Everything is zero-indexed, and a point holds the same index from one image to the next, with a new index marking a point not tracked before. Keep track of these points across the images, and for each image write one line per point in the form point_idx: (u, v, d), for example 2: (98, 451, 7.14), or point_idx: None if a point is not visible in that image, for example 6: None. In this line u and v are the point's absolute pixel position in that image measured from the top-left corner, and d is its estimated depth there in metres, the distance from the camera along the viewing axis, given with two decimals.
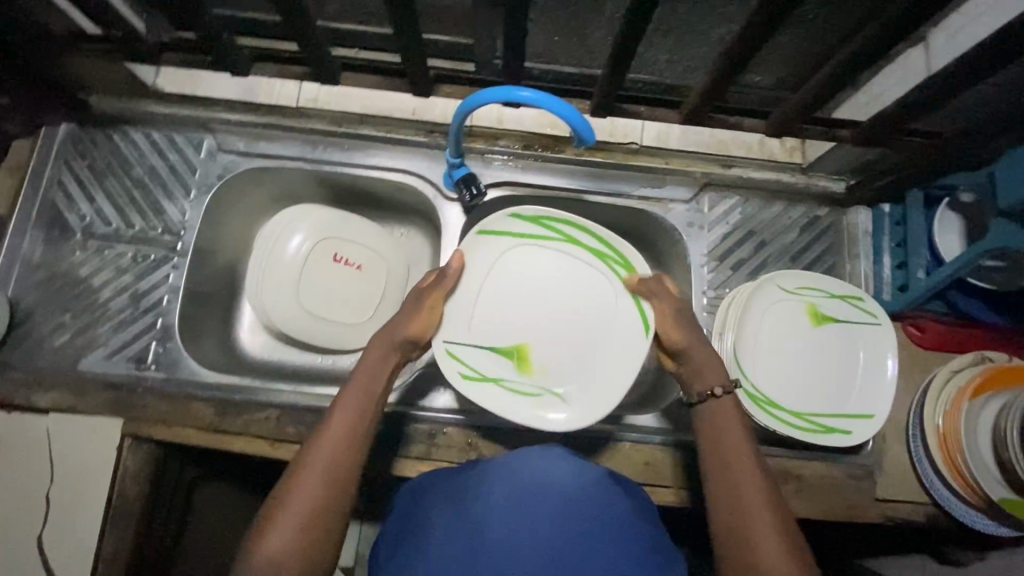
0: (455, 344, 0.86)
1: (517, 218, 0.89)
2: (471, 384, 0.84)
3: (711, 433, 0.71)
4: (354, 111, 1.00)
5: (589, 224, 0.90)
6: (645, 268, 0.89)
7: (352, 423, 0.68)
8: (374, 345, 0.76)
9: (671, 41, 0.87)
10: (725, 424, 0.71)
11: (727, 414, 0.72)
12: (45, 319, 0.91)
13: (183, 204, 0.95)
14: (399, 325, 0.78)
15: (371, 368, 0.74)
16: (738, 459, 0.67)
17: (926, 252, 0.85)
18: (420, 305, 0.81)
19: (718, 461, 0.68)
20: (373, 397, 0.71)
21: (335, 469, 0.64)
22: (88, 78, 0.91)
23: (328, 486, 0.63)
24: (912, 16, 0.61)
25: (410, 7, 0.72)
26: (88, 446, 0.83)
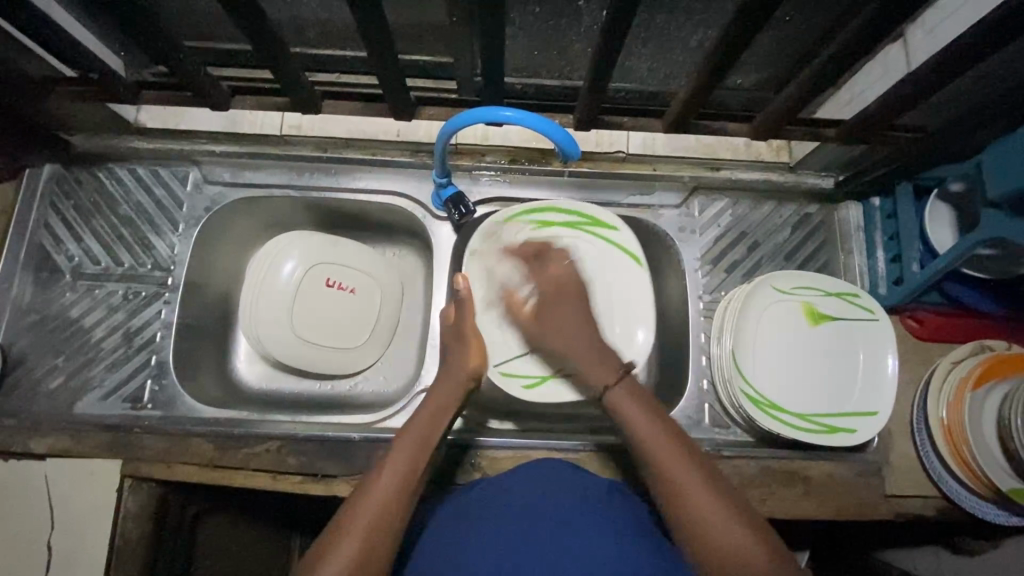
0: (506, 363, 0.88)
1: (505, 222, 0.89)
2: (536, 390, 0.87)
3: (628, 427, 0.67)
4: (339, 135, 1.00)
5: (550, 204, 0.91)
6: (612, 219, 0.90)
7: (409, 471, 0.64)
8: (439, 388, 0.74)
9: (652, 49, 0.87)
10: (630, 410, 0.68)
11: (631, 401, 0.69)
12: (38, 363, 0.90)
13: (172, 238, 0.95)
14: (460, 364, 0.77)
15: (433, 409, 0.71)
16: (668, 453, 0.63)
17: (919, 244, 0.85)
18: (473, 339, 0.79)
19: (654, 468, 0.64)
20: (432, 444, 0.68)
21: (388, 516, 0.60)
22: (68, 119, 0.91)
23: (377, 530, 0.59)
24: (888, 15, 0.61)
25: (387, 33, 0.72)
26: (86, 490, 0.82)
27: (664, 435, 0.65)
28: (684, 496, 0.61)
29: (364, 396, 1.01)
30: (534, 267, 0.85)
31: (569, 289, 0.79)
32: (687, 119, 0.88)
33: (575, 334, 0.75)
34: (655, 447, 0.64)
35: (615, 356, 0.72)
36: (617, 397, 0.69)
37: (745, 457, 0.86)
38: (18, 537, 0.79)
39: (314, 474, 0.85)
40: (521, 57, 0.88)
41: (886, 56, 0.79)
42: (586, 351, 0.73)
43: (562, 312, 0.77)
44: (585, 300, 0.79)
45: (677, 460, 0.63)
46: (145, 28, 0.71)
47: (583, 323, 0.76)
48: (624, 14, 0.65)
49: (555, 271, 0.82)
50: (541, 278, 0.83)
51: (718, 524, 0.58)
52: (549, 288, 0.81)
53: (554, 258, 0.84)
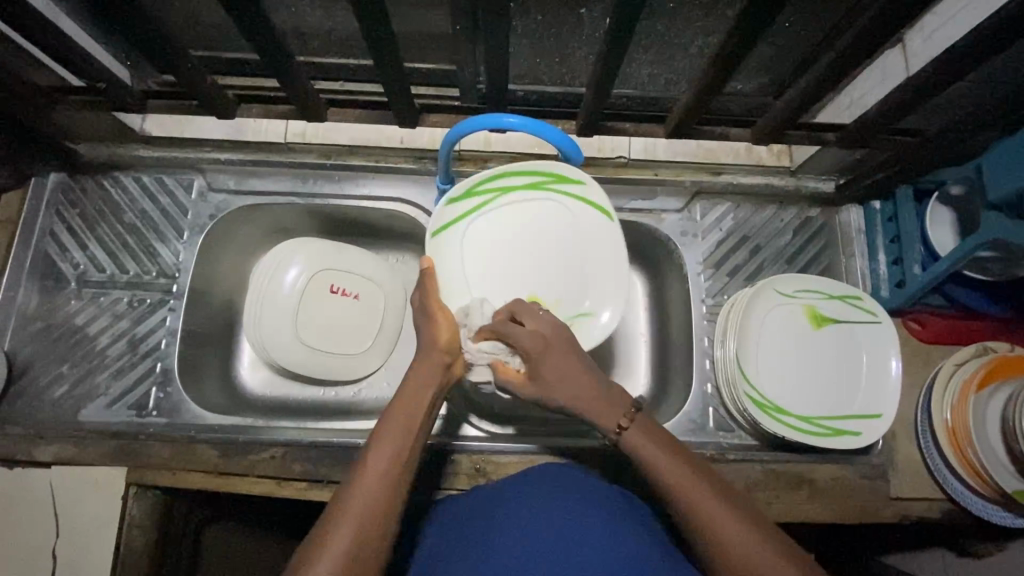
0: None
1: (450, 204, 0.85)
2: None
3: (649, 471, 0.62)
4: (342, 143, 1.01)
5: (505, 168, 0.86)
6: (578, 174, 0.86)
7: (392, 460, 0.60)
8: (415, 368, 0.69)
9: (654, 56, 0.88)
10: (650, 455, 0.62)
11: (648, 442, 0.63)
12: (43, 371, 0.91)
13: (177, 246, 0.95)
14: (432, 341, 0.71)
15: (411, 393, 0.66)
16: (707, 505, 0.57)
17: (920, 247, 0.85)
18: (440, 317, 0.74)
19: (687, 523, 0.58)
20: (417, 425, 0.64)
21: (370, 518, 0.56)
22: (74, 127, 0.91)
23: (367, 534, 0.55)
24: (888, 21, 0.62)
25: (391, 42, 0.73)
26: (91, 498, 0.82)
27: (695, 476, 0.60)
28: (731, 547, 0.55)
29: (369, 402, 1.01)
30: (507, 332, 0.72)
31: (558, 346, 0.69)
32: (688, 125, 0.88)
33: (574, 391, 0.67)
34: (678, 483, 0.59)
35: (621, 391, 0.67)
36: (632, 441, 0.64)
37: (749, 461, 0.86)
38: (23, 545, 0.79)
39: (319, 480, 0.85)
40: (523, 64, 0.89)
41: (886, 61, 0.80)
42: (589, 396, 0.66)
43: (562, 368, 0.68)
44: (577, 354, 0.70)
45: (713, 505, 0.57)
46: (151, 38, 0.72)
47: (580, 368, 0.68)
48: (627, 22, 0.66)
49: (534, 326, 0.71)
50: (522, 339, 0.70)
51: (772, 573, 0.53)
52: (531, 348, 0.69)
53: (528, 314, 0.73)
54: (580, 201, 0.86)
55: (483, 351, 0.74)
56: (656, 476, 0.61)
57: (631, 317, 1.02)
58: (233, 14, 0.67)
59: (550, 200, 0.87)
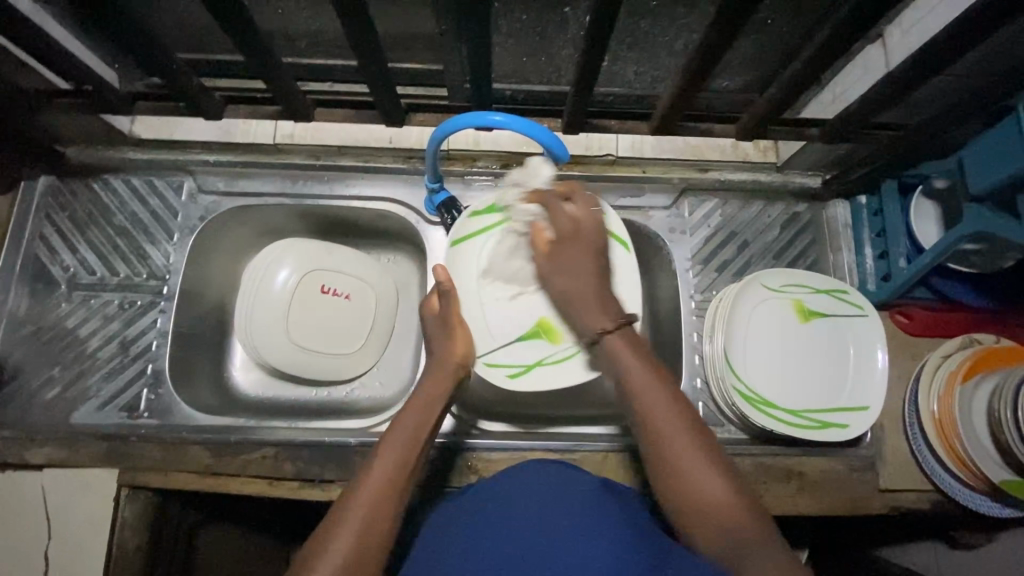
0: (489, 354, 0.85)
1: (473, 216, 0.85)
2: (520, 379, 0.85)
3: (621, 372, 0.66)
4: (331, 143, 1.02)
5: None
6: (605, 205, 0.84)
7: (400, 466, 0.63)
8: (427, 382, 0.74)
9: (638, 54, 0.89)
10: (626, 360, 0.66)
11: (629, 352, 0.67)
12: (34, 374, 0.91)
13: (167, 248, 0.95)
14: (447, 354, 0.77)
15: (419, 405, 0.70)
16: (662, 405, 0.63)
17: (905, 240, 0.86)
18: (458, 327, 0.79)
19: (644, 421, 0.64)
20: (423, 436, 0.68)
21: (377, 511, 0.59)
22: (64, 130, 0.92)
23: (373, 527, 0.58)
24: (865, 15, 0.63)
25: (374, 43, 0.73)
26: (83, 500, 0.82)
27: (660, 388, 0.64)
28: (670, 444, 0.62)
29: (361, 401, 1.02)
30: (550, 204, 0.75)
31: (585, 240, 0.73)
32: (673, 122, 0.89)
33: (579, 285, 0.72)
34: (641, 387, 0.64)
35: (618, 304, 0.71)
36: (614, 342, 0.68)
37: (739, 455, 0.87)
38: (15, 548, 0.79)
39: (311, 480, 0.86)
40: (509, 63, 0.90)
41: (867, 56, 0.81)
42: (590, 295, 0.71)
43: (575, 260, 0.73)
44: (595, 255, 0.73)
45: (671, 418, 0.63)
46: (136, 41, 0.72)
47: (594, 270, 0.72)
48: (606, 20, 0.66)
49: (577, 212, 0.74)
50: (560, 218, 0.74)
51: (703, 479, 0.60)
52: (566, 230, 0.73)
53: (579, 199, 0.74)
54: None
55: (529, 211, 0.78)
56: (628, 385, 0.66)
57: None
58: (217, 16, 0.68)
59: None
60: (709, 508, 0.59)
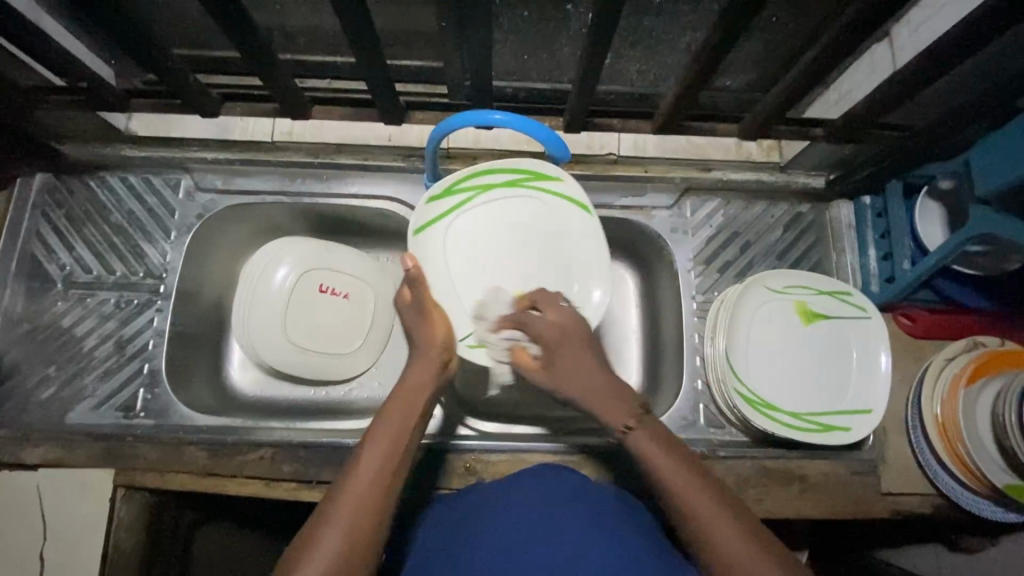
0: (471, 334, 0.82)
1: (432, 201, 0.84)
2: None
3: (651, 471, 0.64)
4: (330, 141, 1.01)
5: (489, 164, 0.85)
6: (556, 170, 0.85)
7: (387, 461, 0.62)
8: (412, 370, 0.72)
9: (641, 52, 0.88)
10: (656, 458, 0.65)
11: (654, 447, 0.65)
12: (30, 373, 0.90)
13: (164, 246, 0.94)
14: (427, 338, 0.75)
15: (405, 395, 0.69)
16: (693, 494, 0.61)
17: (909, 242, 0.85)
18: (435, 309, 0.78)
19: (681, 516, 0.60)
20: (411, 427, 0.66)
21: (364, 509, 0.58)
22: (60, 126, 0.91)
23: (361, 523, 0.57)
24: (872, 13, 0.62)
25: (374, 40, 0.72)
26: (79, 501, 0.81)
27: (690, 478, 0.62)
28: (712, 536, 0.58)
29: (359, 401, 1.01)
30: (524, 318, 0.78)
31: (574, 338, 0.73)
32: (676, 121, 0.88)
33: (585, 380, 0.71)
34: (674, 480, 0.62)
35: (631, 391, 0.70)
36: (638, 440, 0.66)
37: (740, 457, 0.86)
38: (10, 548, 0.79)
39: (309, 481, 0.85)
40: (510, 60, 0.89)
41: (873, 55, 0.80)
42: (602, 391, 0.70)
43: (576, 363, 0.72)
44: (589, 349, 0.73)
45: (711, 506, 0.60)
46: (131, 38, 0.71)
47: (592, 362, 0.72)
48: (608, 18, 0.65)
49: (553, 317, 0.75)
50: (543, 328, 0.75)
51: (754, 572, 0.55)
52: (549, 339, 0.74)
53: (551, 305, 0.76)
54: (561, 197, 0.85)
55: (504, 338, 0.80)
56: (661, 481, 0.63)
57: (621, 314, 1.02)
58: (213, 13, 0.66)
59: (529, 196, 0.86)
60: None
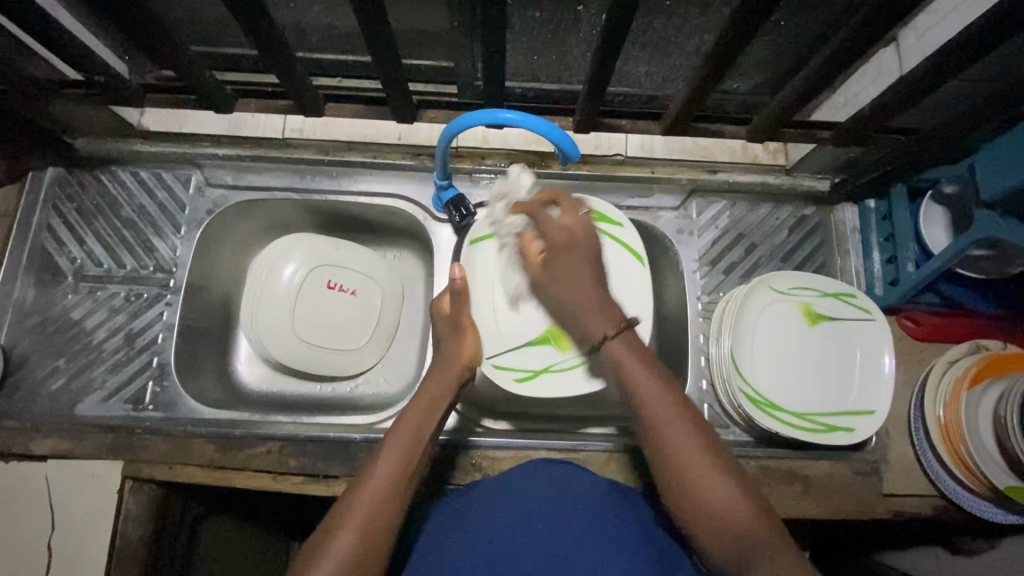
0: (498, 355, 0.85)
1: (494, 217, 0.88)
2: (527, 385, 0.85)
3: (624, 380, 0.67)
4: (340, 139, 1.02)
5: None
6: (618, 215, 0.88)
7: (400, 467, 0.64)
8: (429, 384, 0.74)
9: (651, 54, 0.89)
10: (630, 366, 0.66)
11: (631, 358, 0.67)
12: (39, 365, 0.91)
13: (174, 241, 0.95)
14: (454, 355, 0.77)
15: (423, 405, 0.70)
16: (660, 405, 0.64)
17: (914, 245, 0.86)
18: (469, 333, 0.80)
19: (646, 422, 0.64)
20: (424, 439, 0.68)
21: (378, 512, 0.60)
22: (73, 122, 0.92)
23: (375, 529, 0.58)
24: (882, 19, 0.63)
25: (387, 39, 0.73)
26: (87, 492, 0.82)
27: (664, 389, 0.65)
28: (667, 432, 0.63)
29: (365, 397, 1.02)
30: (538, 214, 0.77)
31: (579, 248, 0.74)
32: (684, 123, 0.89)
33: (579, 291, 0.72)
34: (645, 393, 0.65)
35: (618, 309, 0.71)
36: (614, 349, 0.68)
37: (744, 456, 0.87)
38: (18, 538, 0.79)
39: (316, 475, 0.86)
40: (521, 62, 0.90)
41: (880, 60, 0.81)
42: (590, 306, 0.71)
43: (569, 271, 0.73)
44: (588, 262, 0.74)
45: (676, 419, 0.63)
46: (149, 32, 0.72)
47: (589, 276, 0.73)
48: (623, 17, 0.66)
49: (565, 220, 0.75)
50: (551, 228, 0.75)
51: (705, 480, 0.60)
52: (556, 240, 0.75)
53: (567, 205, 0.76)
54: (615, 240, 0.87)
55: (516, 221, 0.81)
56: (633, 391, 0.65)
57: None
58: (233, 9, 0.67)
59: None
60: (714, 508, 0.59)
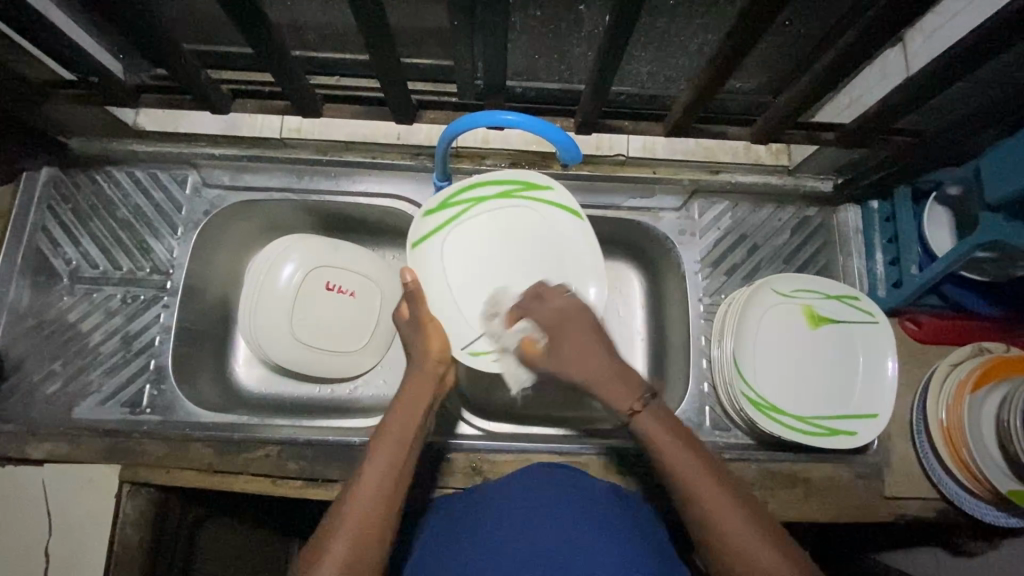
0: (471, 342, 0.85)
1: (426, 216, 0.86)
2: (522, 367, 0.84)
3: (659, 456, 0.65)
4: (338, 139, 1.00)
5: (478, 179, 0.87)
6: (544, 179, 0.88)
7: (389, 468, 0.63)
8: (410, 383, 0.73)
9: (652, 54, 0.88)
10: (661, 441, 0.65)
11: (662, 430, 0.66)
12: (35, 368, 0.90)
13: (171, 242, 0.94)
14: (423, 351, 0.76)
15: (407, 403, 0.70)
16: (698, 476, 0.62)
17: (917, 247, 0.85)
18: (430, 324, 0.78)
19: (685, 500, 0.62)
20: (411, 435, 0.67)
21: (369, 515, 0.59)
22: (68, 122, 0.90)
23: (368, 532, 0.58)
24: (889, 20, 0.62)
25: (385, 38, 0.72)
26: (85, 497, 0.81)
27: (697, 460, 0.63)
28: (707, 505, 0.60)
29: (364, 399, 1.01)
30: (530, 306, 0.78)
31: (574, 319, 0.74)
32: (687, 123, 0.88)
33: (586, 360, 0.70)
34: (685, 472, 0.63)
35: (636, 375, 0.70)
36: (644, 425, 0.67)
37: (746, 459, 0.87)
38: (16, 544, 0.79)
39: (315, 479, 0.85)
40: (522, 61, 0.89)
41: (886, 60, 0.80)
42: (608, 376, 0.69)
43: (574, 345, 0.72)
44: (595, 330, 0.73)
45: (716, 493, 0.61)
46: (144, 32, 0.71)
47: (600, 344, 0.71)
48: (626, 18, 0.65)
49: (555, 301, 0.76)
50: (544, 315, 0.76)
51: (757, 558, 0.57)
52: (550, 323, 0.75)
53: (551, 292, 0.78)
54: (552, 206, 0.88)
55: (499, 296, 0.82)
56: (671, 470, 0.64)
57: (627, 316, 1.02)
58: (230, 10, 0.66)
59: (523, 206, 0.88)
60: None
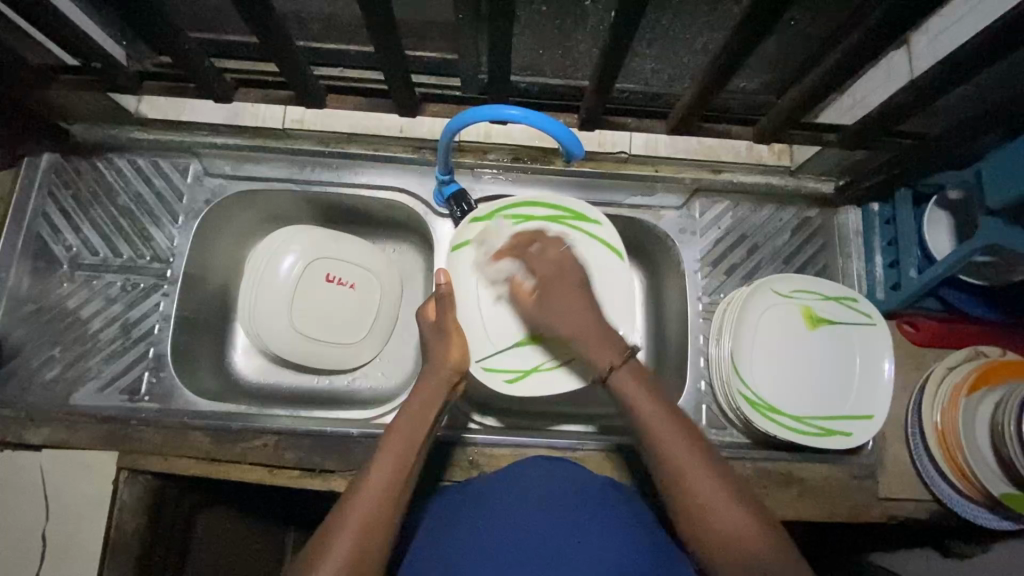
0: (487, 357, 0.87)
1: (473, 221, 0.88)
2: (519, 384, 0.87)
3: (633, 410, 0.67)
4: (340, 130, 1.00)
5: (529, 198, 0.90)
6: (595, 214, 0.90)
7: (396, 473, 0.64)
8: (422, 388, 0.73)
9: (656, 51, 0.88)
10: (640, 400, 0.67)
11: (639, 387, 0.68)
12: (34, 354, 0.90)
13: (172, 231, 0.94)
14: (441, 360, 0.76)
15: (418, 409, 0.70)
16: (666, 432, 0.65)
17: (917, 251, 0.85)
18: (455, 334, 0.78)
19: (658, 453, 0.65)
20: (419, 441, 0.68)
21: (373, 520, 0.60)
22: (71, 108, 0.90)
23: (369, 535, 0.59)
24: (895, 22, 0.62)
25: (391, 30, 0.72)
26: (83, 482, 0.81)
27: (665, 412, 0.66)
28: (669, 453, 0.64)
29: (363, 391, 1.01)
30: (523, 255, 0.82)
31: (569, 275, 0.77)
32: (691, 121, 0.88)
33: (573, 313, 0.73)
34: (653, 426, 0.66)
35: (621, 338, 0.71)
36: (620, 379, 0.69)
37: (741, 458, 0.87)
38: (13, 528, 0.79)
39: (312, 469, 0.85)
40: (526, 55, 0.89)
41: (891, 62, 0.80)
42: (592, 331, 0.72)
43: (564, 297, 0.74)
44: (580, 286, 0.76)
45: (687, 450, 0.64)
46: (148, 20, 0.71)
47: (588, 304, 0.74)
48: (631, 13, 0.65)
49: (552, 253, 0.80)
50: (539, 263, 0.79)
51: (720, 513, 0.60)
52: (546, 271, 0.78)
53: (551, 244, 0.81)
54: (596, 240, 0.89)
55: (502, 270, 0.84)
56: (642, 422, 0.66)
57: None
58: None
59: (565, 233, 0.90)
60: (731, 541, 0.59)
